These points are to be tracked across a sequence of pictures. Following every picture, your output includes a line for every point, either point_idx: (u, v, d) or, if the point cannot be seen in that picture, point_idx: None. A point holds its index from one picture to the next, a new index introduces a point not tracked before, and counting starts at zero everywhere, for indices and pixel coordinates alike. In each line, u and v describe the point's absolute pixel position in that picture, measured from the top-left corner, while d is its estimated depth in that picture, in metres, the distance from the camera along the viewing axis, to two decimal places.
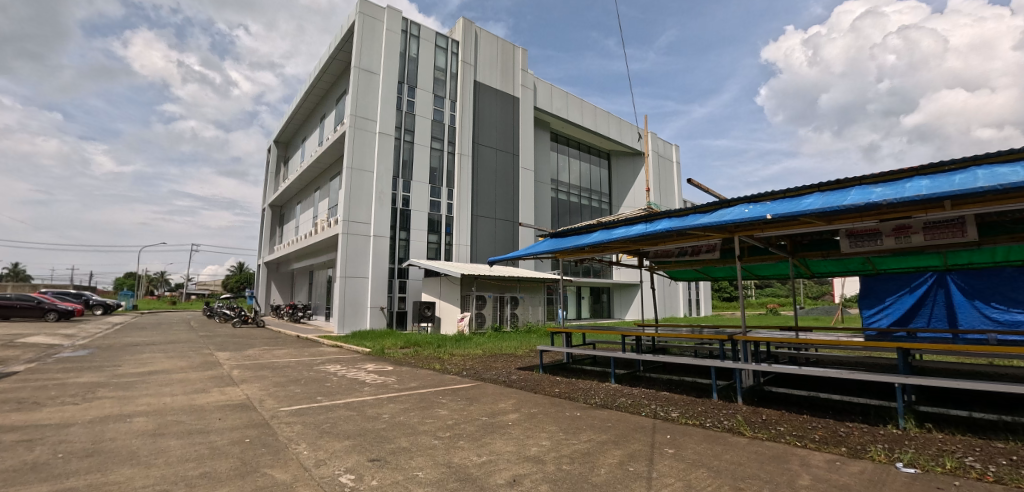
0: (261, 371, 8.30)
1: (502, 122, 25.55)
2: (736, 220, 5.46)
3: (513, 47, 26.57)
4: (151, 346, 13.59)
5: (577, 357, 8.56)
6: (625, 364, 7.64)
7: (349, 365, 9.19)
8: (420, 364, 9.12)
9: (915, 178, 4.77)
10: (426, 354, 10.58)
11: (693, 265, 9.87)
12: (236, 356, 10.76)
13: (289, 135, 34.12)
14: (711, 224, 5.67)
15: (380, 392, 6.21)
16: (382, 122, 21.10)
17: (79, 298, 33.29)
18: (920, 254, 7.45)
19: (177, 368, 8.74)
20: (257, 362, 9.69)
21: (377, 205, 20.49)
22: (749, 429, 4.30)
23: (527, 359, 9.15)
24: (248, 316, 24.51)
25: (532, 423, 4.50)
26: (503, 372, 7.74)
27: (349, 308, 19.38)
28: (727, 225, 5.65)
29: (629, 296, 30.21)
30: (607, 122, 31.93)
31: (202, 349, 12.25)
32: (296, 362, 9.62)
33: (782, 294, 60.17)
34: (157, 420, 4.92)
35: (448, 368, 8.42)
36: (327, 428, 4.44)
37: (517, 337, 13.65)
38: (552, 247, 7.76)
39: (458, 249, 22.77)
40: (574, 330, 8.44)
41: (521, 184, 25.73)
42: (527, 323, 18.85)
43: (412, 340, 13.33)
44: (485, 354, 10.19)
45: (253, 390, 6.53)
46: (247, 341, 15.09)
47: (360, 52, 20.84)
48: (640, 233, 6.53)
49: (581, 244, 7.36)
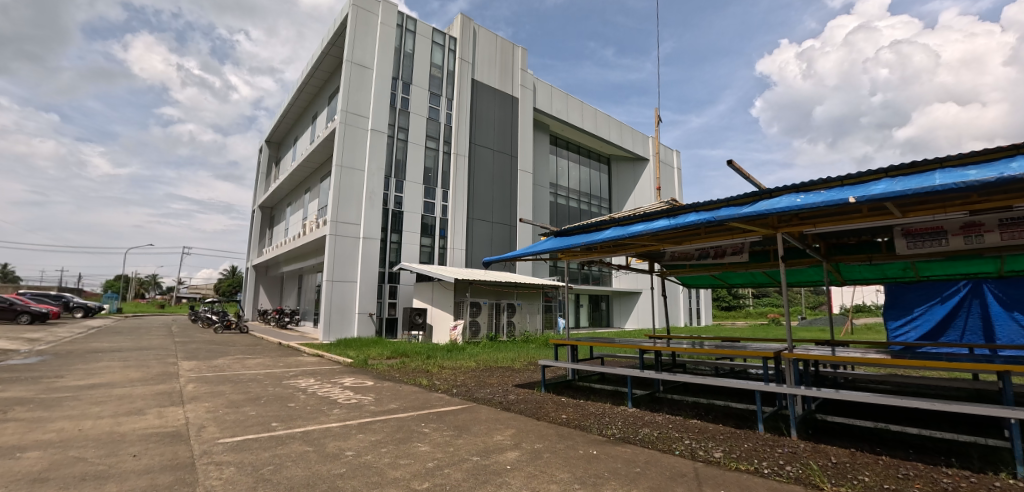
0: (221, 386, 7.20)
1: (500, 122, 24.65)
2: (788, 209, 4.47)
3: (512, 46, 25.71)
4: (114, 352, 12.43)
5: (583, 372, 7.51)
6: (642, 383, 6.60)
7: (324, 379, 8.09)
8: (405, 379, 8.03)
9: (1017, 157, 3.84)
10: (414, 367, 9.49)
11: (712, 271, 8.92)
12: (201, 366, 9.62)
13: (281, 134, 33.14)
14: (756, 214, 4.67)
15: (352, 417, 5.14)
16: (375, 119, 20.12)
17: (58, 300, 31.90)
18: (977, 257, 6.54)
19: (125, 382, 7.59)
20: (221, 374, 8.55)
21: (368, 204, 19.42)
22: (826, 481, 3.28)
23: (526, 374, 8.09)
24: (230, 321, 23.28)
25: (536, 468, 3.46)
26: (499, 391, 6.68)
27: (335, 315, 18.27)
28: (775, 216, 4.65)
29: (629, 304, 29.21)
30: (608, 126, 31.10)
31: (166, 358, 11.08)
32: (265, 374, 8.48)
33: (782, 305, 59.25)
34: (54, 456, 3.82)
35: (436, 384, 7.36)
36: (267, 474, 3.36)
37: (515, 348, 12.61)
38: (557, 246, 6.72)
39: (452, 253, 21.70)
40: (580, 341, 7.39)
41: (519, 187, 24.77)
42: (525, 332, 17.76)
43: (399, 350, 12.24)
44: (479, 367, 9.13)
45: (198, 411, 5.42)
46: (222, 349, 13.90)
47: (353, 46, 19.91)
48: (664, 228, 5.50)
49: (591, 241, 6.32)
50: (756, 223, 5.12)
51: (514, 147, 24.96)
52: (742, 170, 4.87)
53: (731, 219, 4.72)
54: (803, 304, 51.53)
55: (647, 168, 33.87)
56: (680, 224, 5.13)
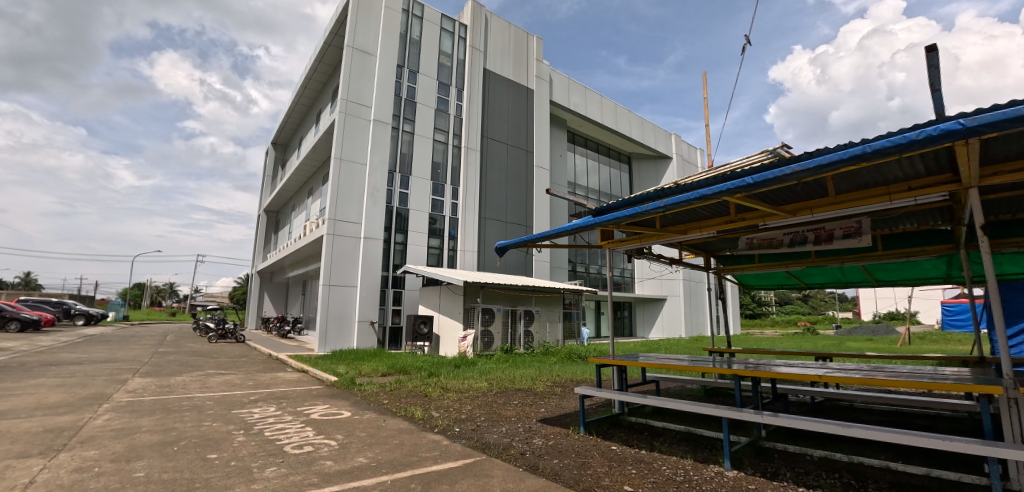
0: (141, 420, 5.30)
1: (515, 114, 22.81)
2: None
3: (527, 34, 23.93)
4: (69, 366, 10.73)
5: (633, 404, 5.44)
6: (729, 426, 4.59)
7: (290, 407, 6.20)
8: (394, 409, 6.11)
9: None
10: (409, 389, 7.56)
11: (792, 265, 6.96)
12: (150, 386, 7.78)
13: (287, 136, 31.86)
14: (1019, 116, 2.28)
15: (288, 486, 3.24)
16: (378, 109, 18.37)
17: (59, 308, 30.81)
18: None
19: (27, 410, 5.79)
20: (162, 398, 6.71)
21: (370, 201, 17.64)
22: None
23: (555, 402, 6.09)
24: (225, 330, 21.65)
25: None
26: (519, 430, 4.73)
27: (333, 324, 16.47)
28: None
29: (654, 312, 26.93)
30: (629, 121, 29.14)
31: (119, 374, 9.30)
32: (217, 399, 6.61)
33: (807, 314, 56.09)
34: None
35: (433, 417, 5.45)
36: None
37: (534, 363, 10.62)
38: (603, 220, 4.49)
39: (463, 255, 19.80)
40: (632, 361, 5.30)
41: (535, 184, 22.85)
42: (545, 343, 15.63)
43: (397, 365, 10.29)
44: (491, 390, 7.16)
45: (59, 471, 3.57)
46: (196, 362, 12.09)
47: (354, 30, 18.30)
48: (799, 172, 3.14)
49: (651, 208, 4.04)
50: (969, 160, 2.86)
51: (530, 142, 23.09)
52: (936, 72, 2.92)
53: (964, 135, 2.40)
54: (835, 316, 48.12)
55: (670, 167, 31.86)
56: (839, 161, 2.84)
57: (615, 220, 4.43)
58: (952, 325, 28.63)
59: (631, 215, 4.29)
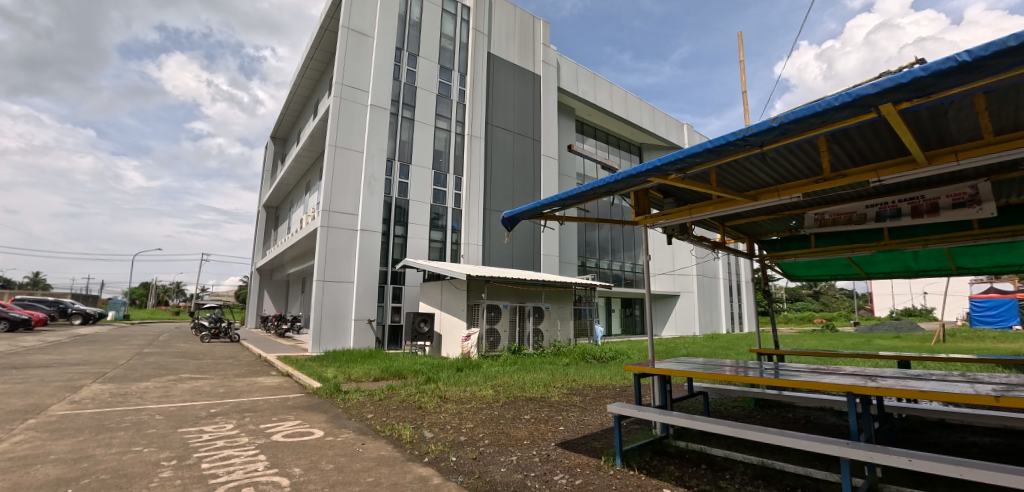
0: (55, 445, 4.19)
1: (520, 100, 21.63)
2: None
3: (532, 18, 22.72)
4: (32, 369, 9.70)
5: (679, 426, 4.28)
6: (819, 459, 3.45)
7: (252, 424, 5.08)
8: (380, 426, 4.99)
9: None
10: (401, 399, 6.45)
11: (859, 250, 5.76)
12: (100, 395, 6.67)
13: (286, 129, 30.95)
14: None
15: None
16: (376, 94, 17.27)
17: (55, 307, 29.98)
18: None
19: None
20: (104, 412, 5.61)
21: (367, 191, 16.57)
22: None
23: (576, 418, 4.95)
24: (218, 329, 20.63)
25: None
26: (533, 461, 3.61)
27: (328, 323, 15.41)
28: None
29: (666, 309, 25.63)
30: (640, 110, 27.87)
31: (77, 379, 8.23)
32: (170, 413, 5.51)
33: (819, 311, 54.71)
34: None
35: (424, 440, 4.33)
36: None
37: (545, 365, 9.48)
38: (664, 160, 3.08)
39: (467, 248, 18.67)
40: (678, 367, 4.14)
41: (543, 174, 21.72)
42: (555, 342, 14.43)
43: (392, 368, 9.18)
44: (497, 400, 6.03)
45: None
46: (175, 365, 11.07)
47: (349, 10, 17.13)
48: None
49: (750, 133, 2.58)
50: None
51: (536, 130, 21.93)
52: None
53: None
54: (851, 314, 46.75)
55: None
56: None
57: (685, 160, 3.01)
58: (979, 322, 27.07)
59: (713, 151, 2.85)
